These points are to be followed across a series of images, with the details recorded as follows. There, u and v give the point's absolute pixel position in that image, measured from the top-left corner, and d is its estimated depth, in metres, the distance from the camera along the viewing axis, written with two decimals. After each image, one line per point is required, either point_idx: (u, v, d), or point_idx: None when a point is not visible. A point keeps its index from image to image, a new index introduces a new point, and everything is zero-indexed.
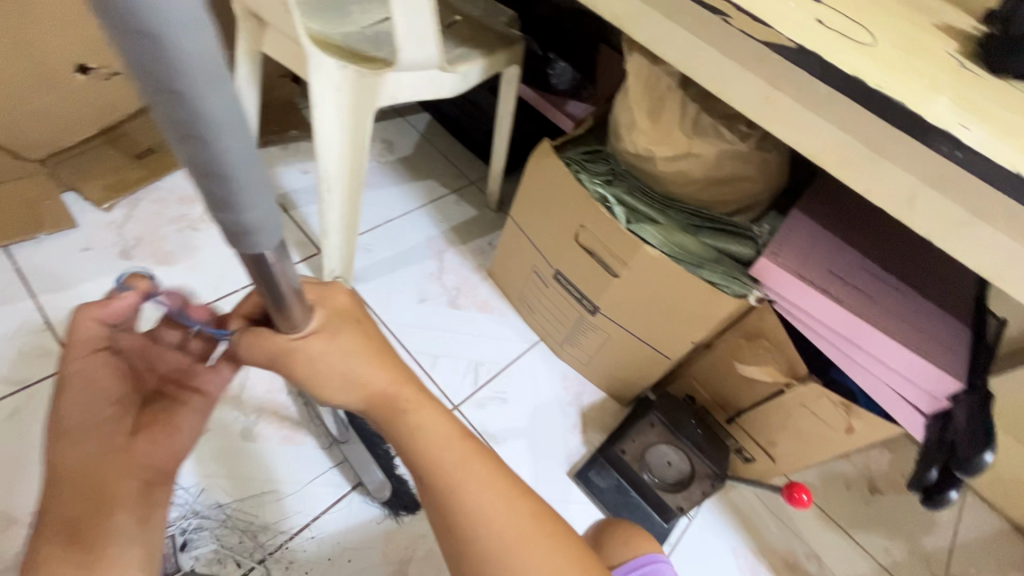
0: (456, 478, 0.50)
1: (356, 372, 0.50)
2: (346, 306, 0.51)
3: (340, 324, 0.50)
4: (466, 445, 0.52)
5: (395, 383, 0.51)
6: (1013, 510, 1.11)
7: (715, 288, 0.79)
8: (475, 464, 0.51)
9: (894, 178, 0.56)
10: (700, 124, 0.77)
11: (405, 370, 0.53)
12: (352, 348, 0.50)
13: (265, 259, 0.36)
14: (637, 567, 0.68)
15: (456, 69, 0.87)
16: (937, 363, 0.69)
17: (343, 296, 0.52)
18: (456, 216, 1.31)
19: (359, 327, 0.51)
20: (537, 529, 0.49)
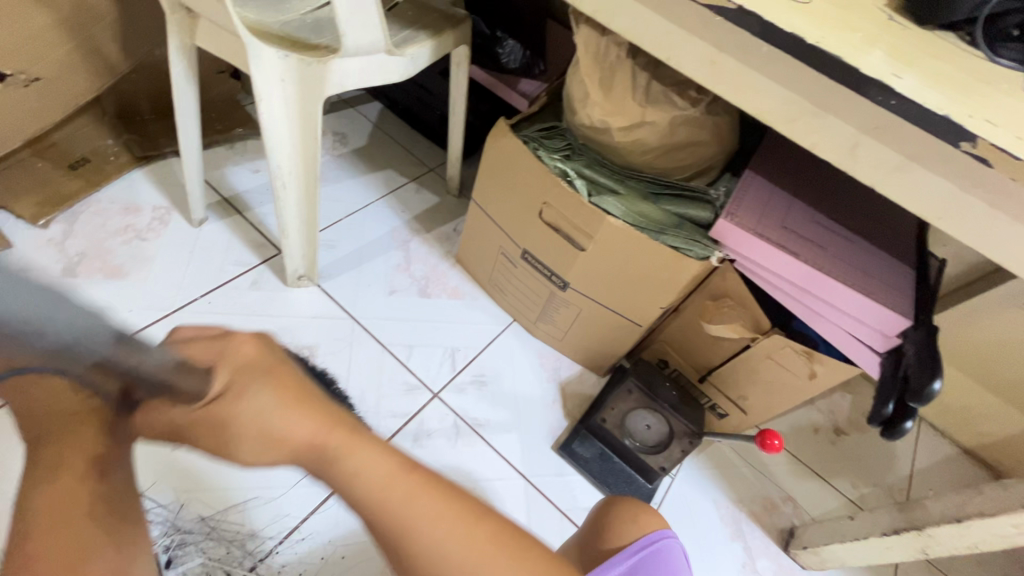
0: (410, 520, 0.40)
1: (276, 431, 0.42)
2: (253, 358, 0.45)
3: (246, 380, 0.43)
4: (415, 479, 0.42)
5: (321, 430, 0.42)
6: (961, 435, 1.20)
7: (678, 252, 0.81)
8: (429, 501, 0.41)
9: (837, 130, 0.59)
10: (652, 92, 0.78)
11: (331, 410, 0.44)
12: (267, 403, 0.42)
13: (113, 359, 0.39)
14: (648, 544, 0.68)
15: (404, 52, 0.85)
16: (886, 304, 0.73)
17: (249, 346, 0.45)
18: (418, 204, 1.30)
19: (268, 380, 0.43)
20: (498, 549, 0.41)
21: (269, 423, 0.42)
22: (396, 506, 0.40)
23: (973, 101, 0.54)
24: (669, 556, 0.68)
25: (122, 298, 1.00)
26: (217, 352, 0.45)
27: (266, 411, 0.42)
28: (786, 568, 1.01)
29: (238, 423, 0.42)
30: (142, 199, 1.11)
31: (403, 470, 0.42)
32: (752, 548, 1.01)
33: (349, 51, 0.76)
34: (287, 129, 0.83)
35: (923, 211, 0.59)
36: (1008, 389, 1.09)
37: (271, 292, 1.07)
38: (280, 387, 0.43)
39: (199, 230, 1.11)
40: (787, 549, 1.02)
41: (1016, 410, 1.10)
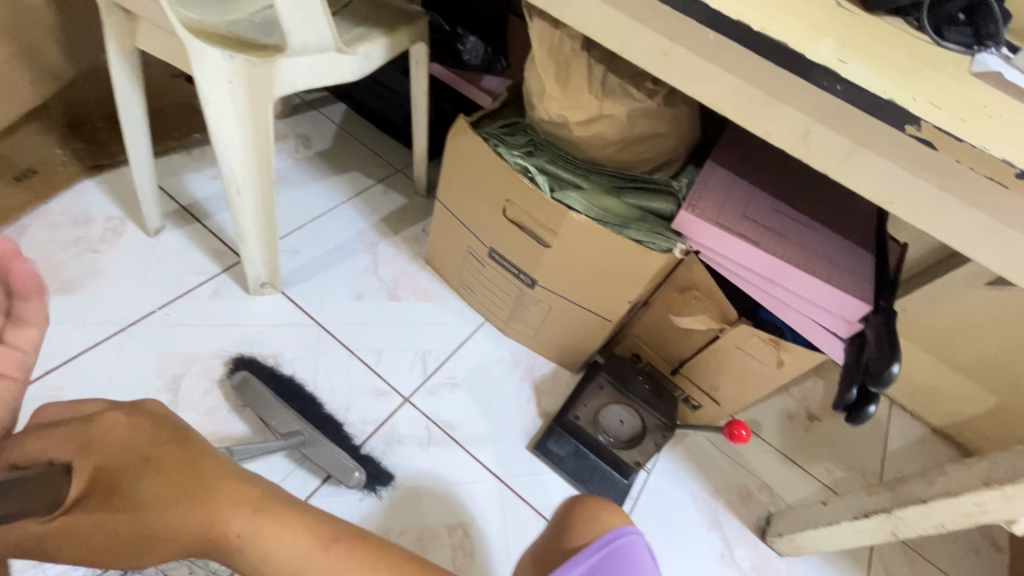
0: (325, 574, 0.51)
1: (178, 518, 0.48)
2: (121, 442, 0.50)
3: (121, 480, 0.48)
4: (330, 554, 0.52)
5: (222, 519, 0.50)
6: (931, 415, 1.22)
7: (641, 245, 0.81)
8: (344, 565, 0.51)
9: (790, 117, 0.58)
10: (608, 85, 0.78)
11: (240, 491, 0.52)
12: (158, 496, 0.48)
13: None
14: (608, 542, 0.67)
15: (356, 50, 0.82)
16: (847, 290, 0.74)
17: (122, 428, 0.51)
18: (385, 206, 1.27)
19: (154, 469, 0.49)
20: None
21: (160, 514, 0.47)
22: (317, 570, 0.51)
23: (918, 84, 0.54)
24: (631, 554, 0.67)
25: (75, 314, 0.96)
26: (80, 446, 0.49)
27: (155, 502, 0.47)
28: (764, 555, 1.01)
29: (121, 521, 0.46)
30: (94, 209, 1.07)
31: (320, 545, 0.52)
32: (730, 538, 1.01)
33: (296, 50, 0.74)
34: (238, 134, 0.80)
35: (875, 195, 0.58)
36: (972, 368, 1.11)
37: (232, 302, 1.04)
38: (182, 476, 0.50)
39: (156, 240, 1.07)
40: (764, 537, 1.03)
41: (981, 388, 1.12)
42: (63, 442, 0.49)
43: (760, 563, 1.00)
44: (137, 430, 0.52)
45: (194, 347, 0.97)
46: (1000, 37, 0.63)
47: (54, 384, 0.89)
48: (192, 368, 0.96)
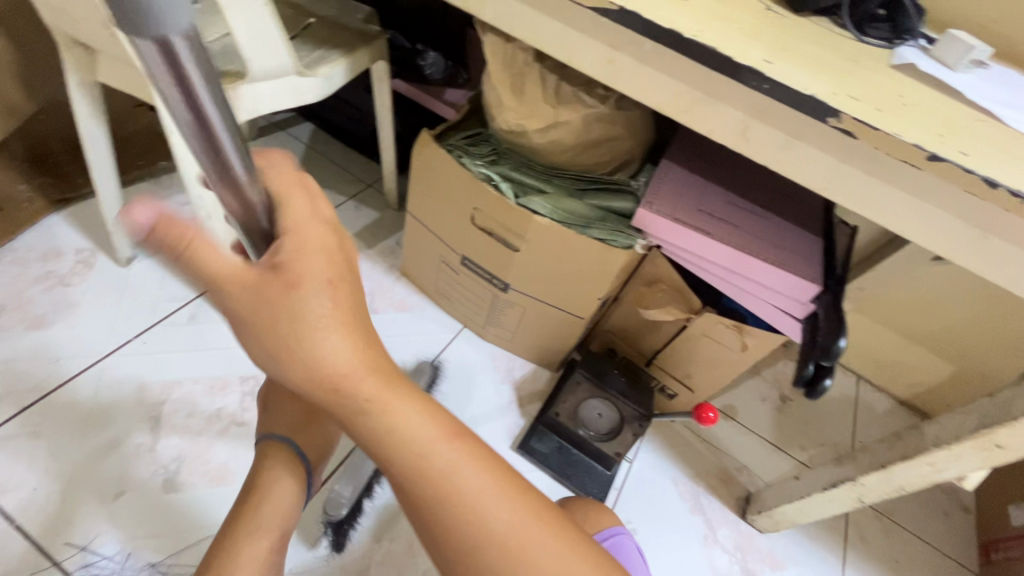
0: (455, 472, 0.41)
1: (325, 353, 0.37)
2: (331, 248, 0.39)
3: (306, 279, 0.37)
4: (454, 447, 0.42)
5: (360, 364, 0.39)
6: (896, 387, 1.28)
7: (604, 244, 0.84)
8: (463, 466, 0.42)
9: (727, 114, 0.63)
10: (562, 93, 0.81)
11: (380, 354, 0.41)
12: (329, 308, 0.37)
13: None
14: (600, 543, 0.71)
15: (316, 72, 0.84)
16: (799, 274, 0.78)
17: (326, 230, 0.39)
18: (358, 221, 1.30)
19: (330, 286, 0.38)
20: (541, 527, 0.43)
21: (313, 341, 0.37)
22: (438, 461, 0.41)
23: (839, 79, 0.59)
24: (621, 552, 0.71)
25: (49, 348, 0.95)
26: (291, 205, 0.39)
27: (328, 322, 0.37)
28: (745, 533, 1.05)
29: (282, 321, 0.37)
30: (63, 243, 1.07)
31: (443, 434, 0.42)
32: (712, 520, 1.05)
33: (257, 74, 0.76)
34: None
35: (811, 182, 0.63)
36: (930, 338, 1.17)
37: (209, 325, 1.04)
38: (347, 296, 0.39)
39: (128, 269, 1.07)
40: (744, 516, 1.06)
41: (938, 358, 1.19)
42: (298, 218, 0.38)
43: (742, 541, 1.04)
44: (340, 257, 0.39)
45: (168, 373, 0.97)
46: (917, 30, 0.69)
47: (32, 419, 0.88)
48: (172, 394, 0.95)
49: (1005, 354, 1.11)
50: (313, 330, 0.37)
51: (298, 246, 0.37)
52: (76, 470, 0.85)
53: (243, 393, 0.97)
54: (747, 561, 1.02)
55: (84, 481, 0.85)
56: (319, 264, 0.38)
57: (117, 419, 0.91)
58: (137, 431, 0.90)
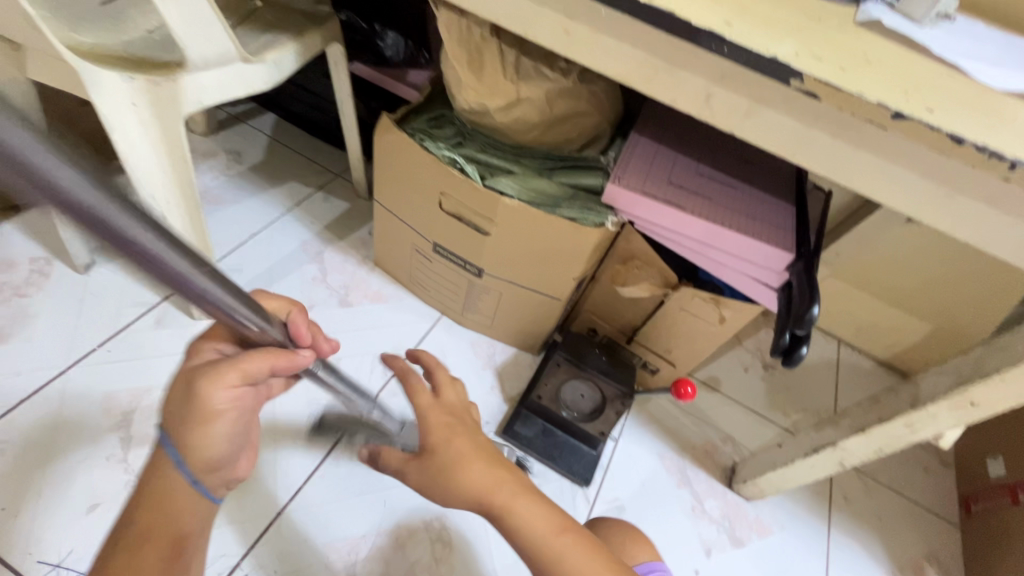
0: (564, 558, 0.53)
1: (468, 480, 0.55)
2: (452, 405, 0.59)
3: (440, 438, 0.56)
4: (566, 537, 0.54)
5: (492, 485, 0.55)
6: (876, 349, 1.29)
7: (575, 222, 0.82)
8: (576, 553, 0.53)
9: (690, 82, 0.60)
10: (522, 68, 0.78)
11: (501, 470, 0.56)
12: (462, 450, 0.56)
13: None
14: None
15: (263, 58, 0.80)
16: (771, 242, 0.77)
17: (451, 392, 0.61)
18: (328, 212, 1.27)
19: (454, 435, 0.57)
20: None
21: (455, 476, 0.55)
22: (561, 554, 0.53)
23: (802, 38, 0.57)
24: None
25: (9, 363, 0.92)
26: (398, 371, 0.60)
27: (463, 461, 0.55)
28: (732, 503, 1.05)
29: (433, 466, 0.56)
30: (16, 252, 1.02)
31: (561, 529, 0.55)
32: (699, 492, 1.05)
33: (196, 64, 0.72)
34: (153, 157, 0.77)
35: (778, 147, 0.61)
36: (907, 300, 1.18)
37: (176, 330, 1.01)
38: (473, 440, 0.57)
39: (87, 276, 1.03)
40: (731, 485, 1.07)
41: (916, 318, 1.19)
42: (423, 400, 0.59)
43: (730, 511, 1.04)
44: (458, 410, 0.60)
45: (135, 382, 0.94)
46: None
47: None
48: (141, 402, 0.92)
49: (981, 311, 1.12)
50: (458, 469, 0.55)
51: (426, 425, 0.57)
52: (48, 488, 0.83)
53: None
54: (735, 529, 1.02)
55: (53, 496, 0.82)
56: (440, 430, 0.57)
57: (83, 431, 0.88)
58: (108, 441, 0.88)
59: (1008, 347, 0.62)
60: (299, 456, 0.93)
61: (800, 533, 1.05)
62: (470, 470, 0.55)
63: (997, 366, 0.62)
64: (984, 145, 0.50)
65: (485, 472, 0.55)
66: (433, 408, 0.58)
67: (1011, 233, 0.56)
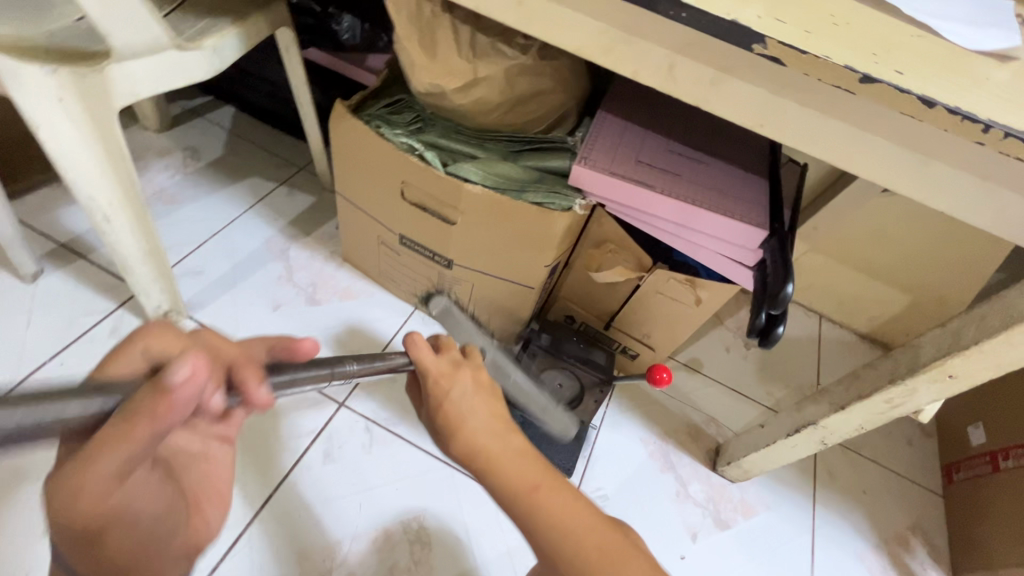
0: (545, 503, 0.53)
1: (467, 428, 0.58)
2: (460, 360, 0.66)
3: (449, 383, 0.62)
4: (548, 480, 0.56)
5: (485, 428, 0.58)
6: (856, 323, 1.28)
7: (541, 207, 0.79)
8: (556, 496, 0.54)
9: (651, 53, 0.57)
10: (478, 46, 0.74)
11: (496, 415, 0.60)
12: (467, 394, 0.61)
13: None
14: None
15: (201, 44, 0.75)
16: (744, 219, 0.74)
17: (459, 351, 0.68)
18: (293, 208, 1.22)
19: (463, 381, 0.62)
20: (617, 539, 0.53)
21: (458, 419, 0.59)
22: (538, 497, 0.53)
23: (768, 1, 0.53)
24: None
25: None
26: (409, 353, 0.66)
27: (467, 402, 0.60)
28: (717, 485, 1.04)
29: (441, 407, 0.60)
30: None
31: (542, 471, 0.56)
32: (683, 476, 1.04)
33: (125, 53, 0.67)
34: (89, 156, 0.72)
35: (746, 118, 0.58)
36: (886, 271, 1.17)
37: None
38: (472, 400, 0.61)
39: (34, 286, 0.98)
40: (715, 467, 1.06)
41: (895, 289, 1.19)
42: (432, 358, 0.65)
43: (715, 494, 1.03)
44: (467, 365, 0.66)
45: None
46: None
47: None
48: None
49: (959, 279, 1.11)
50: (459, 421, 0.59)
51: (434, 373, 0.63)
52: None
53: None
54: (720, 512, 1.01)
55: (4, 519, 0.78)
56: (446, 376, 0.63)
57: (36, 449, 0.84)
58: None
59: (986, 318, 0.60)
60: (268, 458, 0.90)
61: (784, 512, 1.04)
62: (470, 419, 0.59)
63: (974, 338, 0.61)
64: (956, 108, 0.48)
65: (484, 421, 0.59)
66: (440, 370, 0.63)
67: (986, 200, 0.54)
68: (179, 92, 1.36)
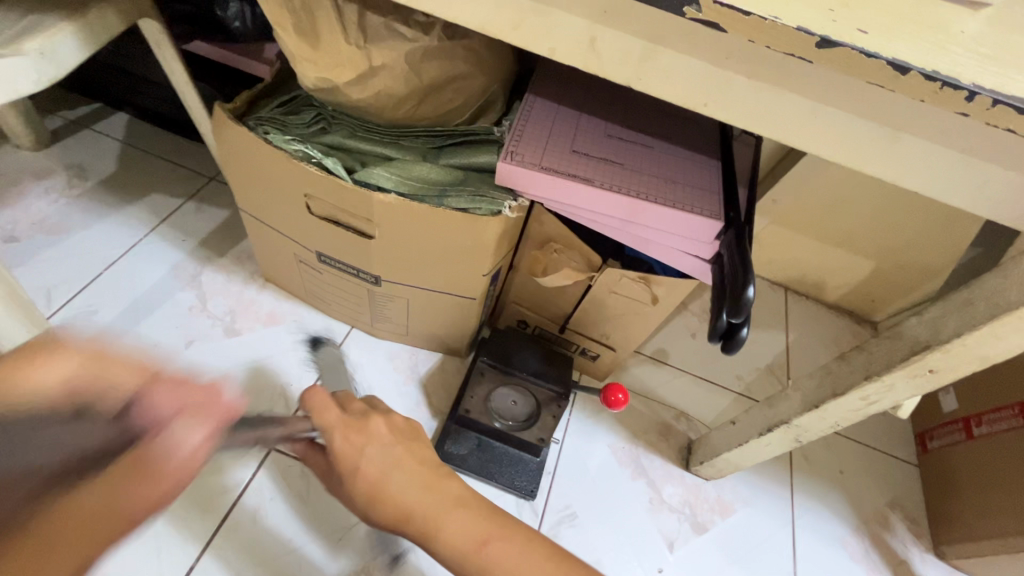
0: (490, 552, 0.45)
1: (388, 489, 0.48)
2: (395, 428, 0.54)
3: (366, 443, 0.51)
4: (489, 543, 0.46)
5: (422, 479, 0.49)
6: (824, 294, 1.23)
7: (465, 213, 0.68)
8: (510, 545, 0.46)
9: (567, 26, 0.46)
10: (371, 28, 0.62)
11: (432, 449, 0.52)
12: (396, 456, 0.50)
13: None
14: None
15: (23, 48, 0.60)
16: (695, 209, 0.66)
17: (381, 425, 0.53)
18: (202, 225, 1.08)
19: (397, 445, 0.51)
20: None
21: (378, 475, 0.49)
22: (493, 560, 0.45)
23: None
24: None
25: None
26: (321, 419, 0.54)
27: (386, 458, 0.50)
28: (692, 485, 0.98)
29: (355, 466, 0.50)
30: None
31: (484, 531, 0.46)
32: (656, 480, 0.97)
33: None
34: None
35: (686, 98, 0.48)
36: (851, 240, 1.11)
37: None
38: (392, 454, 0.51)
39: None
40: (688, 467, 0.99)
41: (861, 257, 1.13)
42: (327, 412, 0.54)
43: (690, 495, 0.97)
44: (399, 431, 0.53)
45: None
46: None
47: None
48: None
49: (925, 244, 1.07)
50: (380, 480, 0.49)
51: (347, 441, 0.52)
52: None
53: None
54: (697, 515, 0.95)
55: None
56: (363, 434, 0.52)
57: None
58: None
59: (968, 306, 0.53)
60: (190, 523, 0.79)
61: (762, 506, 0.99)
62: (392, 476, 0.49)
63: (957, 329, 0.54)
64: (934, 73, 0.39)
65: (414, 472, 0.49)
66: (346, 424, 0.53)
67: (967, 178, 0.46)
68: (61, 101, 1.19)
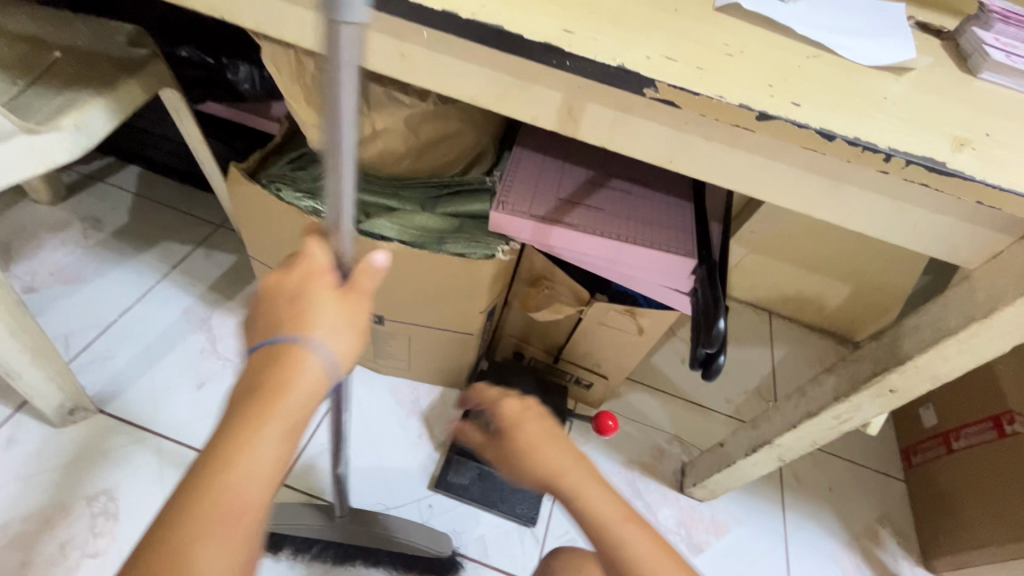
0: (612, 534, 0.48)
1: (541, 455, 0.52)
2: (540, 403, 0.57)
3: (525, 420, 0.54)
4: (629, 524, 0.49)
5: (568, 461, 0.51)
6: (806, 317, 1.29)
7: (462, 257, 0.75)
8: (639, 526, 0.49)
9: (548, 98, 0.53)
10: (373, 96, 0.69)
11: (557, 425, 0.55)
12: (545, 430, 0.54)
13: None
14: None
15: (58, 124, 0.67)
16: (670, 249, 0.72)
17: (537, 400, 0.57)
18: (211, 271, 1.13)
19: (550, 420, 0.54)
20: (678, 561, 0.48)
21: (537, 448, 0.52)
22: (627, 540, 0.48)
23: (660, 37, 0.50)
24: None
25: None
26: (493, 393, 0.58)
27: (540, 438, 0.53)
28: (687, 507, 1.02)
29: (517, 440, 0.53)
30: None
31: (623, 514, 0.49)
32: (652, 504, 1.01)
33: None
34: None
35: (654, 157, 0.55)
36: (826, 266, 1.18)
37: (35, 446, 0.87)
38: (542, 423, 0.54)
39: None
40: (683, 489, 1.03)
41: (837, 282, 1.19)
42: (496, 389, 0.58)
43: (686, 517, 1.01)
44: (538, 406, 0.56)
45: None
46: None
47: None
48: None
49: (895, 268, 1.13)
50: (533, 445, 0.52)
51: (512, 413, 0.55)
52: None
53: (95, 514, 0.83)
54: (693, 536, 0.99)
55: None
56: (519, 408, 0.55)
57: None
58: None
59: (918, 330, 0.59)
60: None
61: (756, 525, 1.02)
62: (545, 448, 0.52)
63: (910, 351, 0.60)
64: (856, 139, 0.46)
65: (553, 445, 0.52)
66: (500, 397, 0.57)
67: (902, 221, 0.52)
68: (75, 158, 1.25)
